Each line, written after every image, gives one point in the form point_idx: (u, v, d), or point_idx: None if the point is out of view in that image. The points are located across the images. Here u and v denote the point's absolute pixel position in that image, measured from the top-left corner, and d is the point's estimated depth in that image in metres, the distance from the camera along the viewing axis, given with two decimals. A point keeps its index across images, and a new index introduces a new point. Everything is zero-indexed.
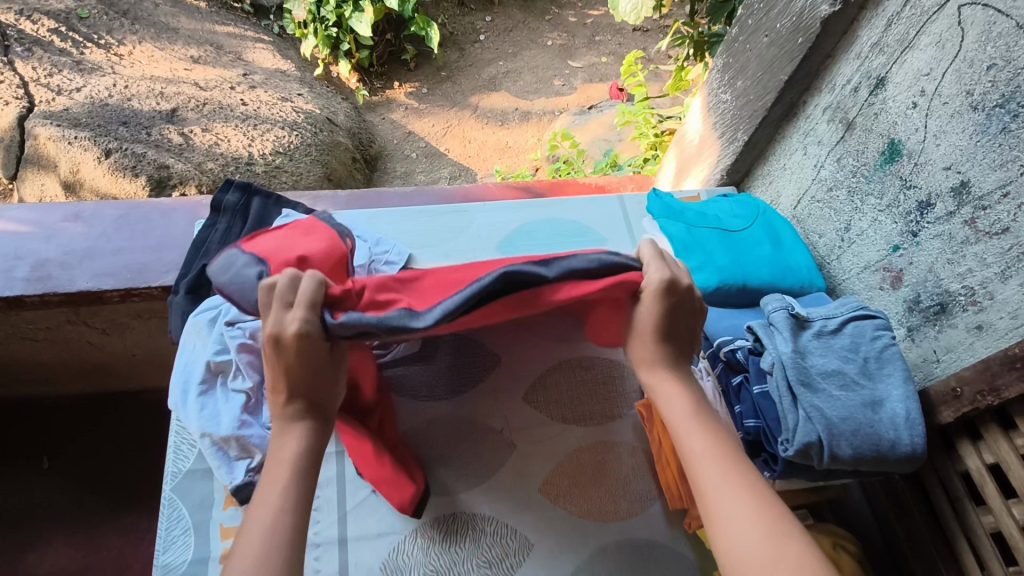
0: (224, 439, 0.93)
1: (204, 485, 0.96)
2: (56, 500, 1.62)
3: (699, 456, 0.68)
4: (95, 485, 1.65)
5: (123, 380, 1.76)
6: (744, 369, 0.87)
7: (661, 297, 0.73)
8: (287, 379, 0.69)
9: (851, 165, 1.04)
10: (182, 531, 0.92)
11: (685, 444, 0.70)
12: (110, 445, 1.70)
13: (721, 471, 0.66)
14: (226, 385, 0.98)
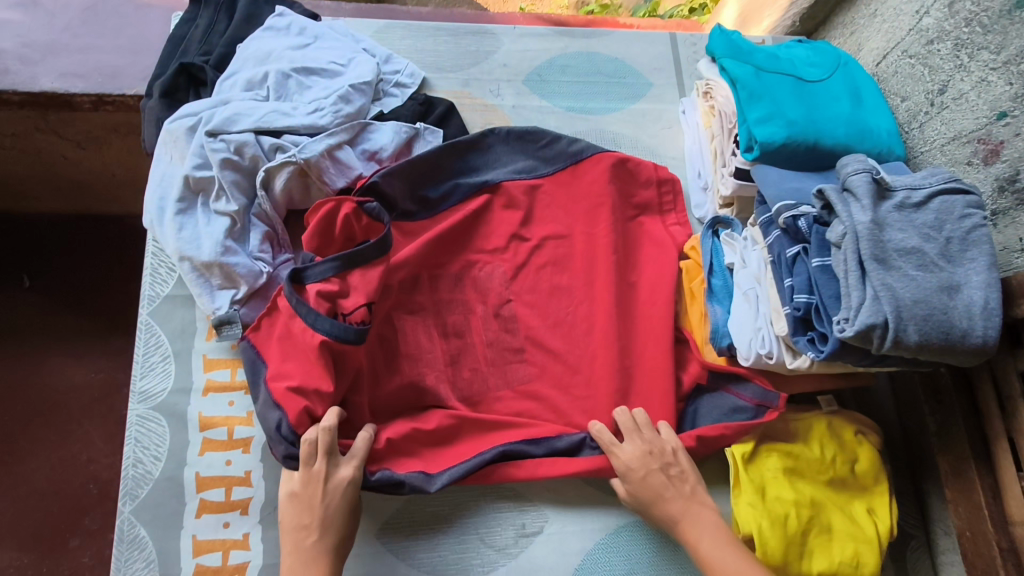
0: (206, 264, 0.83)
1: (184, 312, 0.88)
2: (39, 320, 1.56)
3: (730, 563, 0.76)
4: (78, 309, 1.59)
5: (105, 203, 1.64)
6: (804, 240, 0.76)
7: (656, 481, 0.81)
8: (329, 495, 0.75)
9: (967, 11, 0.86)
10: (161, 358, 0.85)
11: (719, 567, 0.75)
12: (93, 268, 1.62)
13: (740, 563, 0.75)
14: (208, 206, 0.86)
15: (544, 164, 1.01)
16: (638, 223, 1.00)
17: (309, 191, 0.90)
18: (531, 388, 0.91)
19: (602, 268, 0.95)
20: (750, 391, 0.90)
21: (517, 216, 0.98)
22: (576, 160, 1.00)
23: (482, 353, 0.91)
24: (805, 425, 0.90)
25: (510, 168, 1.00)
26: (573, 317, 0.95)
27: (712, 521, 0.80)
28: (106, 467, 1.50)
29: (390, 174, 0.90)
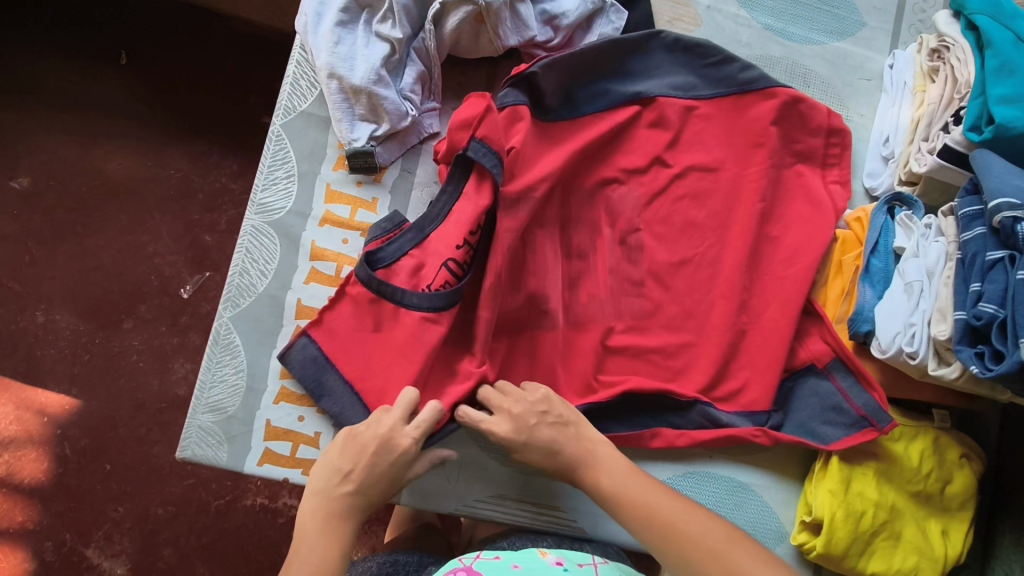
0: (355, 89, 0.77)
1: (317, 135, 0.82)
2: (130, 100, 1.55)
3: (650, 505, 0.68)
4: (169, 101, 1.56)
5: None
6: (1015, 246, 0.67)
7: (544, 438, 0.72)
8: (380, 459, 0.69)
9: None
10: (286, 176, 0.81)
11: (629, 504, 0.68)
12: (193, 67, 1.57)
13: (646, 489, 0.69)
14: (371, 26, 0.78)
15: (705, 85, 0.89)
16: (796, 172, 0.89)
17: (478, 39, 0.81)
18: (639, 315, 0.85)
19: (750, 213, 0.86)
20: (861, 400, 0.81)
21: (664, 139, 0.88)
22: (743, 90, 0.88)
23: (600, 266, 0.86)
24: (913, 430, 0.84)
25: (668, 82, 0.88)
26: (701, 260, 0.87)
27: (610, 455, 0.73)
28: (168, 265, 1.50)
29: (552, 66, 0.80)
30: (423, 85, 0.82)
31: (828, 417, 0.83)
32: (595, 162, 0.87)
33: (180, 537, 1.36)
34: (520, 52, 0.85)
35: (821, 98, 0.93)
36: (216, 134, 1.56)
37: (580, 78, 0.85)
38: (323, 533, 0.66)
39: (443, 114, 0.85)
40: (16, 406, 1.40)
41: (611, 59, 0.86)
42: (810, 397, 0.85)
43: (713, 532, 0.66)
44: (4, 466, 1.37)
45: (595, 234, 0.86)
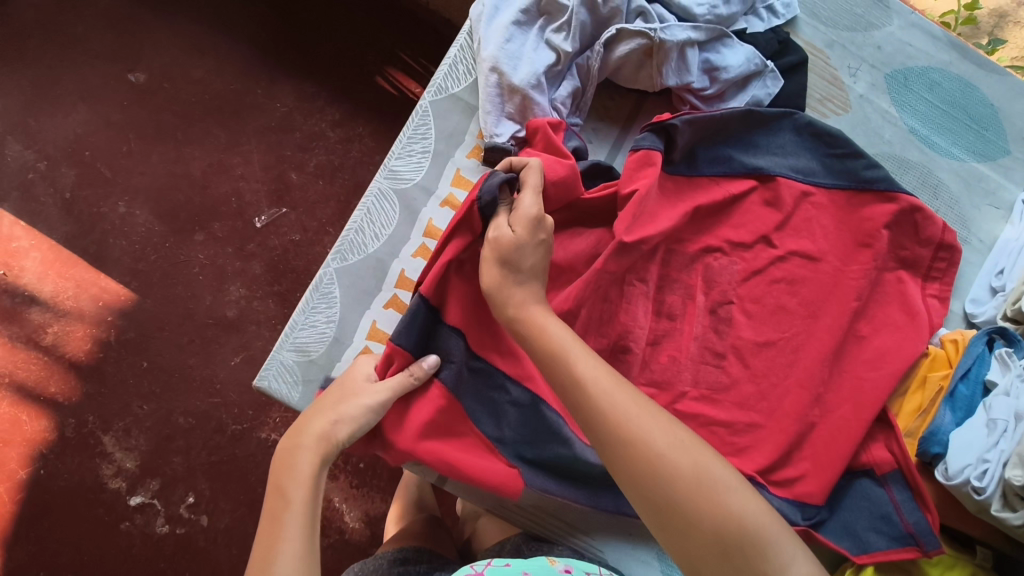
0: (512, 87, 0.79)
1: (460, 119, 0.85)
2: (258, 29, 1.62)
3: (600, 380, 0.59)
4: (291, 39, 1.62)
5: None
6: None
7: (540, 258, 0.69)
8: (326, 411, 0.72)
9: None
10: (422, 150, 0.84)
11: (580, 374, 0.60)
12: (323, 13, 1.62)
13: (597, 368, 0.60)
14: (543, 32, 0.81)
15: (824, 172, 0.89)
16: (896, 277, 0.87)
17: (639, 72, 0.83)
18: (713, 371, 0.85)
19: (848, 305, 0.85)
20: (913, 517, 0.80)
21: (775, 219, 0.88)
22: (862, 188, 0.87)
23: (689, 316, 0.86)
24: (955, 561, 0.82)
25: (788, 163, 0.88)
26: (784, 344, 0.86)
27: (563, 322, 0.67)
28: (250, 191, 1.53)
29: (694, 124, 0.83)
30: (574, 100, 0.84)
31: (875, 526, 0.82)
32: (713, 214, 0.88)
33: (192, 448, 1.38)
34: (672, 93, 0.87)
35: (946, 213, 0.93)
36: (327, 79, 1.60)
37: (712, 142, 0.87)
38: (291, 491, 0.65)
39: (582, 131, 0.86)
40: (77, 284, 1.46)
41: (739, 127, 0.87)
42: (860, 500, 0.84)
43: (669, 430, 0.57)
44: (52, 337, 1.43)
45: (693, 282, 0.87)
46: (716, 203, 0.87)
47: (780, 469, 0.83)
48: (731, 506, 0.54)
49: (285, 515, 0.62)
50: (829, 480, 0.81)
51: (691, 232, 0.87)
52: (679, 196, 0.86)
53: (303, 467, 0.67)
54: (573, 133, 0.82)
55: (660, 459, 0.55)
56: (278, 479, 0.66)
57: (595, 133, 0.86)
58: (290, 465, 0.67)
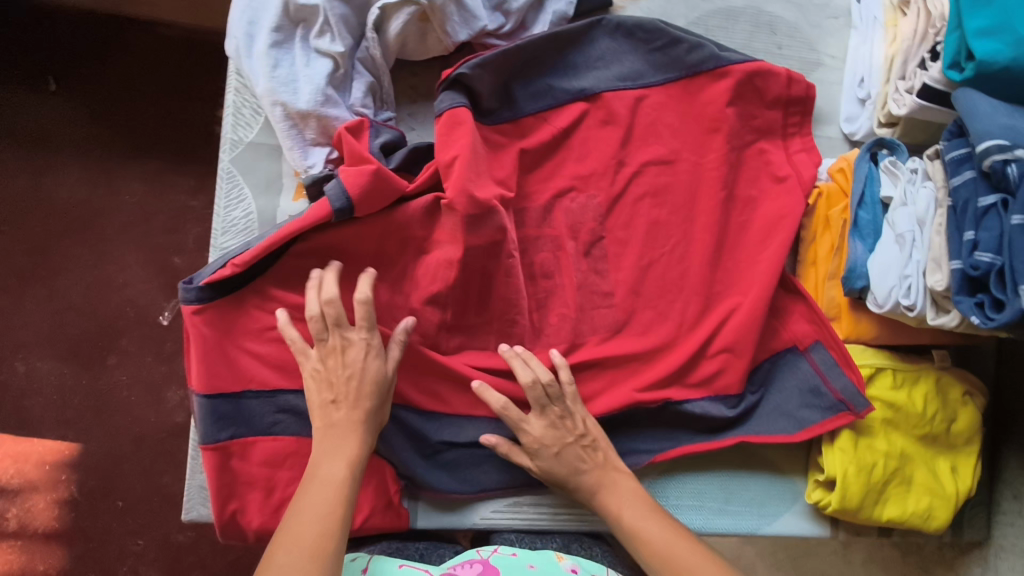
0: (303, 114, 0.72)
1: (270, 165, 0.77)
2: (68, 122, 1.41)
3: (655, 534, 0.69)
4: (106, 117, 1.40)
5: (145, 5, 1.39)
6: (1006, 189, 0.65)
7: (572, 456, 0.74)
8: (367, 383, 0.69)
9: None
10: (244, 214, 0.76)
11: (646, 538, 0.69)
12: (128, 79, 1.41)
13: (663, 527, 0.70)
14: (308, 42, 0.72)
15: (652, 70, 0.84)
16: (755, 150, 0.85)
17: (424, 39, 0.75)
18: (608, 313, 0.82)
19: (716, 197, 0.83)
20: (840, 384, 0.81)
21: (617, 135, 0.83)
22: (693, 73, 0.83)
23: (564, 268, 0.82)
24: (915, 374, 0.84)
25: (613, 72, 0.83)
26: (674, 254, 0.83)
27: (630, 485, 0.75)
28: (142, 293, 1.39)
29: (484, 65, 0.76)
30: (375, 94, 0.76)
31: (807, 400, 0.83)
32: (553, 157, 0.83)
33: (205, 560, 1.32)
34: (472, 44, 0.80)
35: (790, 60, 0.88)
36: (168, 154, 1.41)
37: (525, 78, 0.81)
38: (327, 468, 0.65)
39: (401, 122, 0.80)
40: (15, 459, 1.32)
41: (553, 53, 0.81)
42: (789, 378, 0.85)
43: None
44: (16, 519, 1.30)
45: (558, 231, 0.82)
46: (545, 142, 0.81)
47: (712, 371, 0.83)
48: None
49: (309, 498, 0.63)
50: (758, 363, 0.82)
51: (541, 185, 0.82)
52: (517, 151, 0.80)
53: (340, 452, 0.66)
54: (382, 126, 0.75)
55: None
56: (324, 444, 0.67)
57: (414, 118, 0.79)
58: (338, 450, 0.66)
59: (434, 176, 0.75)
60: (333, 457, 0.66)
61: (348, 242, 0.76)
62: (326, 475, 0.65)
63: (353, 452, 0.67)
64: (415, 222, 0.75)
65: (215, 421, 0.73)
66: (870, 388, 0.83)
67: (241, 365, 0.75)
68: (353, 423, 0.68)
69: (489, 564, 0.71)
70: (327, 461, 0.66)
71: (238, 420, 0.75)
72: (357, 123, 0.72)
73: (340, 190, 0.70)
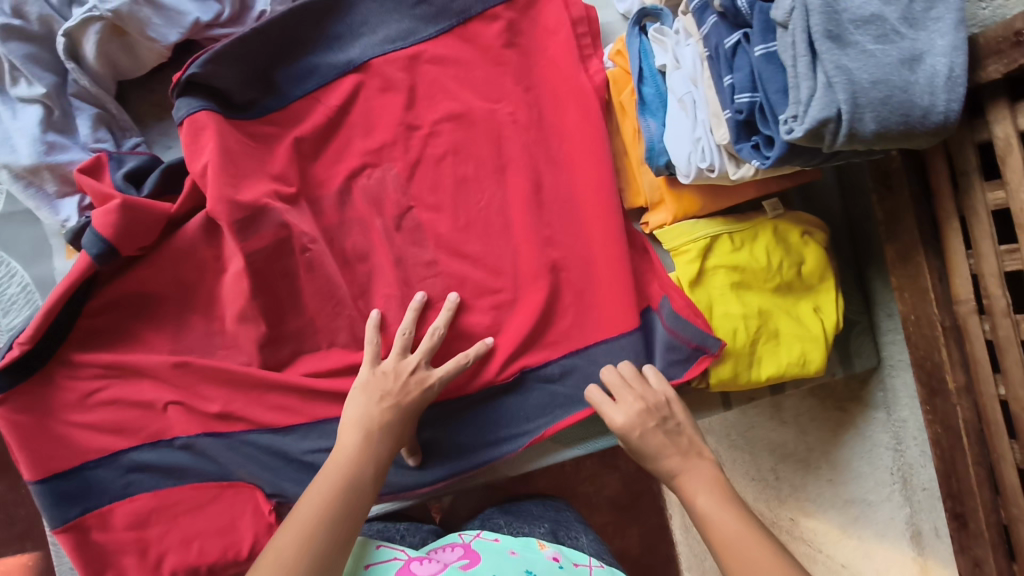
0: (31, 169, 0.67)
1: (31, 230, 0.73)
2: None
3: (734, 525, 0.61)
4: None
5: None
6: (745, 23, 0.63)
7: (654, 442, 0.69)
8: (421, 397, 0.70)
9: None
10: (19, 288, 0.72)
11: (717, 527, 0.62)
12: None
13: (739, 518, 0.62)
14: (9, 93, 0.67)
15: (424, 24, 0.79)
16: (538, 60, 0.82)
17: (134, 52, 0.70)
18: (437, 275, 0.78)
19: (508, 122, 0.80)
20: (689, 333, 0.80)
21: (388, 91, 0.79)
22: (464, 19, 0.80)
23: (378, 245, 0.77)
24: (751, 231, 0.82)
25: (381, 36, 0.78)
26: (487, 191, 0.80)
27: (705, 471, 0.68)
28: None
29: (218, 59, 0.70)
30: (110, 126, 0.72)
31: (664, 359, 0.82)
32: (331, 136, 0.78)
33: None
34: (197, 41, 0.74)
35: None
36: None
37: (284, 62, 0.76)
38: (343, 465, 0.63)
39: (154, 143, 0.75)
40: None
41: (306, 30, 0.76)
42: (648, 338, 0.84)
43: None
44: None
45: (360, 211, 0.78)
46: (320, 125, 0.77)
47: (557, 295, 0.80)
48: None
49: (317, 491, 0.60)
50: (620, 289, 0.79)
51: (328, 167, 0.78)
52: (284, 143, 0.76)
53: (369, 449, 0.65)
54: (126, 155, 0.70)
55: (748, 563, 0.58)
56: (348, 429, 0.65)
57: (166, 135, 0.75)
58: (357, 445, 0.64)
59: (195, 189, 0.71)
60: (354, 458, 0.63)
61: (146, 286, 0.72)
62: (335, 470, 0.62)
63: (376, 457, 0.64)
64: (198, 244, 0.72)
65: (56, 500, 0.70)
66: (708, 259, 0.81)
67: (75, 440, 0.72)
68: (355, 427, 0.65)
69: (469, 547, 0.72)
70: (354, 454, 0.64)
71: (85, 493, 0.72)
72: (96, 159, 0.68)
73: (94, 236, 0.66)
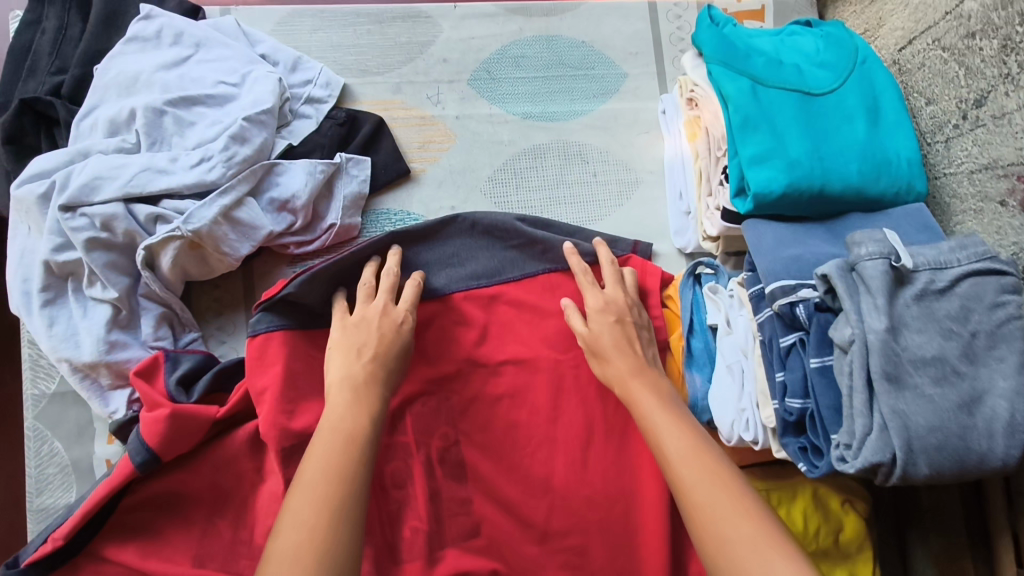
0: (89, 366, 0.69)
1: (80, 411, 0.74)
2: None
3: (690, 455, 0.59)
4: None
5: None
6: (802, 328, 0.63)
7: (612, 348, 0.70)
8: (397, 337, 0.69)
9: (988, 28, 0.67)
10: (58, 469, 0.73)
11: (668, 452, 0.60)
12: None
13: (716, 465, 0.58)
14: (82, 292, 0.70)
15: (510, 266, 0.82)
16: None
17: (207, 261, 0.73)
18: (471, 512, 0.76)
19: (561, 357, 0.81)
20: None
21: (449, 311, 0.80)
22: (552, 269, 0.82)
23: (416, 475, 0.76)
24: (788, 491, 0.79)
25: (467, 270, 0.82)
26: (532, 419, 0.79)
27: (682, 427, 0.62)
28: None
29: (314, 279, 0.73)
30: (172, 322, 0.74)
31: None
32: None
33: None
34: (268, 247, 0.78)
35: (610, 180, 0.87)
36: None
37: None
38: (340, 423, 0.60)
39: (209, 338, 0.77)
40: None
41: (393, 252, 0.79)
42: None
43: (755, 521, 0.54)
44: None
45: (409, 438, 0.77)
46: None
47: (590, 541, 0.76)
48: (776, 549, 0.52)
49: (315, 448, 0.57)
50: (662, 547, 0.75)
51: None
52: None
53: (354, 398, 0.62)
54: (182, 354, 0.72)
55: (718, 508, 0.55)
56: (333, 386, 0.64)
57: (223, 331, 0.77)
58: (347, 399, 0.62)
59: (244, 396, 0.72)
60: (350, 411, 0.61)
61: (181, 487, 0.73)
62: (338, 428, 0.59)
63: (370, 407, 0.62)
64: (243, 453, 0.74)
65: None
66: None
67: None
68: (342, 387, 0.63)
69: None
70: (344, 407, 0.61)
71: None
72: (150, 358, 0.70)
73: (139, 445, 0.66)
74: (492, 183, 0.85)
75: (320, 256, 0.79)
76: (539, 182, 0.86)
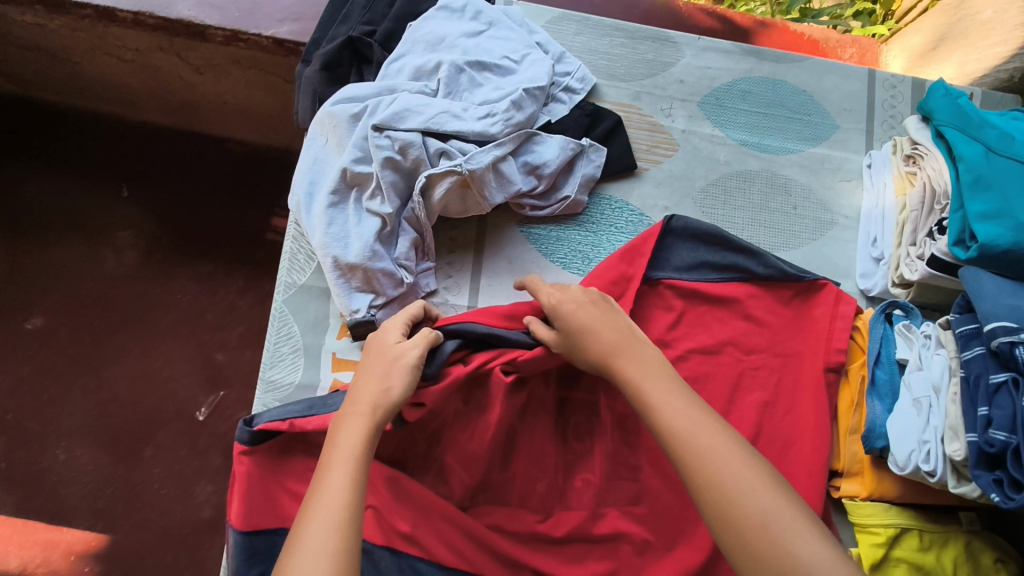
0: (351, 266, 0.78)
1: (318, 305, 0.84)
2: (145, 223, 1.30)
3: (688, 422, 0.61)
4: (190, 231, 1.31)
5: (188, 85, 1.24)
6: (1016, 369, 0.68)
7: (586, 316, 0.72)
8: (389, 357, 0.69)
9: None
10: (291, 350, 0.82)
11: (665, 416, 0.62)
12: (184, 164, 1.33)
13: (730, 440, 0.60)
14: (361, 202, 0.80)
15: (712, 269, 0.89)
16: (795, 308, 0.88)
17: (465, 201, 0.83)
18: (639, 480, 0.82)
19: (742, 359, 0.87)
20: None
21: (649, 294, 0.89)
22: (749, 280, 0.89)
23: (598, 433, 0.85)
24: (940, 537, 0.82)
25: (674, 265, 0.89)
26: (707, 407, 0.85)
27: (677, 397, 0.64)
28: (184, 387, 1.22)
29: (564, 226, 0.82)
30: (417, 248, 0.84)
31: None
32: None
33: None
34: (508, 202, 0.88)
35: (809, 214, 0.94)
36: (226, 248, 1.31)
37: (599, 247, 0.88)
38: (340, 441, 0.61)
39: (438, 270, 0.86)
40: (43, 549, 1.10)
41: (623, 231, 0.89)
42: None
43: (776, 498, 0.56)
44: None
45: (595, 399, 0.86)
46: None
47: None
48: (794, 530, 0.54)
49: (327, 466, 0.59)
50: None
51: None
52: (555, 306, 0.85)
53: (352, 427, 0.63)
54: None
55: (720, 473, 0.57)
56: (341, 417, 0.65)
57: (451, 266, 0.86)
58: (344, 426, 0.63)
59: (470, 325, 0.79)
60: (353, 430, 0.62)
61: None
62: (341, 448, 0.60)
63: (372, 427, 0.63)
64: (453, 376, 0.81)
65: (246, 556, 0.72)
66: (893, 550, 0.80)
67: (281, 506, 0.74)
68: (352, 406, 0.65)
69: None
70: (339, 433, 0.62)
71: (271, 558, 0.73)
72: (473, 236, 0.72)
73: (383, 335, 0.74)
74: (704, 194, 0.93)
75: (548, 222, 0.89)
76: (745, 203, 0.93)
